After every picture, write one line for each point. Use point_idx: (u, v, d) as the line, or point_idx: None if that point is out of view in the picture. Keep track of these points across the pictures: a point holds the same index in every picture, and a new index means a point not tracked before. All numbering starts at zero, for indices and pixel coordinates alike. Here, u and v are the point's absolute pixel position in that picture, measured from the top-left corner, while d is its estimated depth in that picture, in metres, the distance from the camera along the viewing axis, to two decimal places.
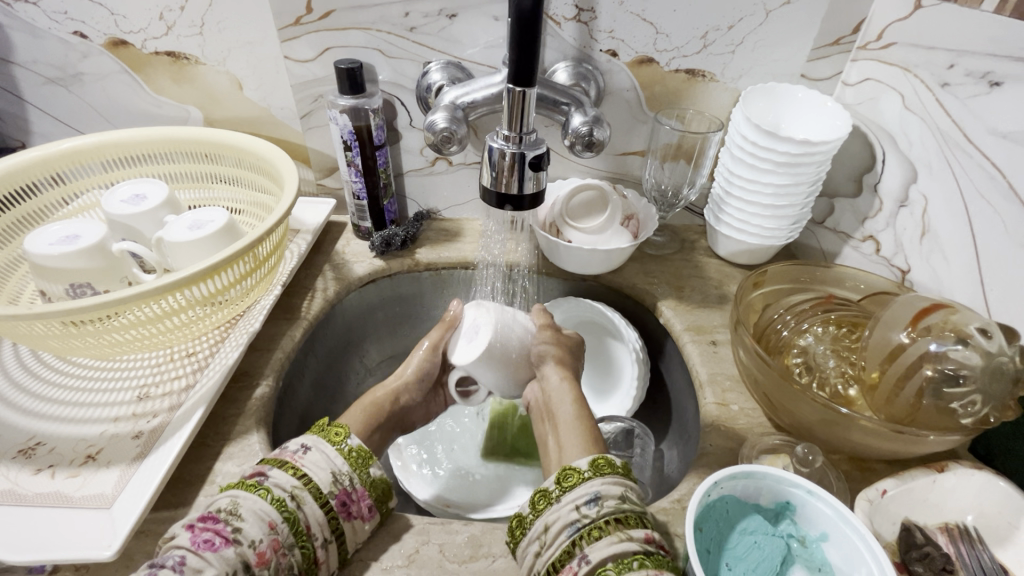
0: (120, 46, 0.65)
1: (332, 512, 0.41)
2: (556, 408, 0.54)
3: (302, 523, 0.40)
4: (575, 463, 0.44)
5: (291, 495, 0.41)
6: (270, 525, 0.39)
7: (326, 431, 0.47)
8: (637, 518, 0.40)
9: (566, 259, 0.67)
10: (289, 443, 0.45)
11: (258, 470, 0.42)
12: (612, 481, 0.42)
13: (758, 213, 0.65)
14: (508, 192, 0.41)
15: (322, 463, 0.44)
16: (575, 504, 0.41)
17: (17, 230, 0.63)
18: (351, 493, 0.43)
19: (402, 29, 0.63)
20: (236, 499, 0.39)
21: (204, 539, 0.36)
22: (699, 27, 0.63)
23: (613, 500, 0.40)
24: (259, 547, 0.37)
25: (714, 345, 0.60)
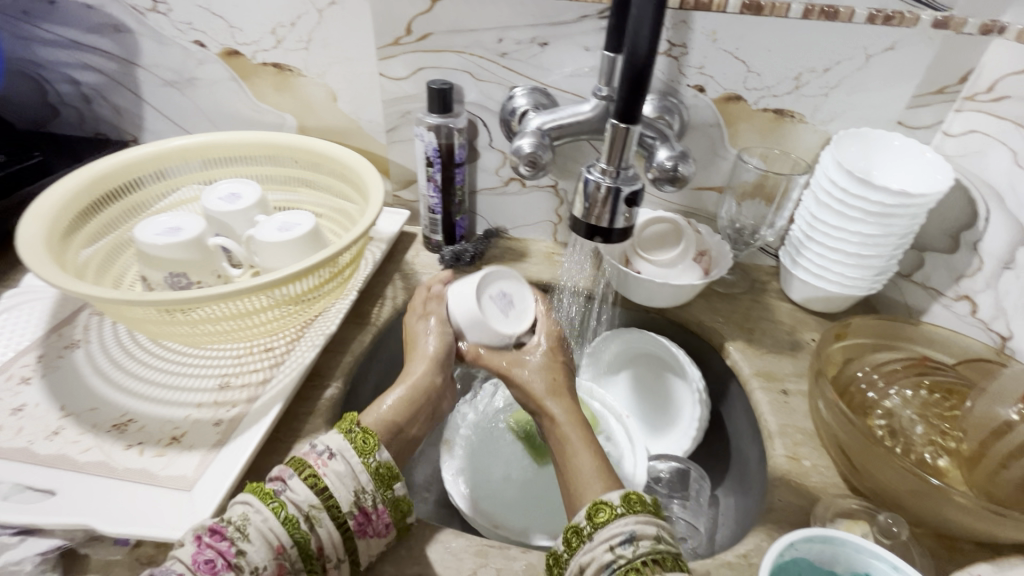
0: (232, 55, 0.70)
1: (347, 533, 0.42)
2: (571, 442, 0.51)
3: (312, 546, 0.40)
4: (607, 496, 0.42)
5: (305, 513, 0.40)
6: (276, 550, 0.39)
7: (358, 437, 0.45)
8: (674, 562, 0.38)
9: (633, 290, 0.66)
10: (314, 444, 0.44)
11: (278, 476, 0.42)
12: (646, 520, 0.40)
13: (842, 262, 0.63)
14: (598, 224, 0.41)
15: (344, 475, 0.43)
16: (610, 543, 0.39)
17: (125, 218, 0.68)
18: (370, 513, 0.43)
19: (494, 55, 0.65)
20: (248, 511, 0.40)
21: (205, 559, 0.37)
22: (793, 68, 0.62)
23: (648, 540, 0.39)
24: (261, 573, 0.38)
25: (785, 395, 0.57)
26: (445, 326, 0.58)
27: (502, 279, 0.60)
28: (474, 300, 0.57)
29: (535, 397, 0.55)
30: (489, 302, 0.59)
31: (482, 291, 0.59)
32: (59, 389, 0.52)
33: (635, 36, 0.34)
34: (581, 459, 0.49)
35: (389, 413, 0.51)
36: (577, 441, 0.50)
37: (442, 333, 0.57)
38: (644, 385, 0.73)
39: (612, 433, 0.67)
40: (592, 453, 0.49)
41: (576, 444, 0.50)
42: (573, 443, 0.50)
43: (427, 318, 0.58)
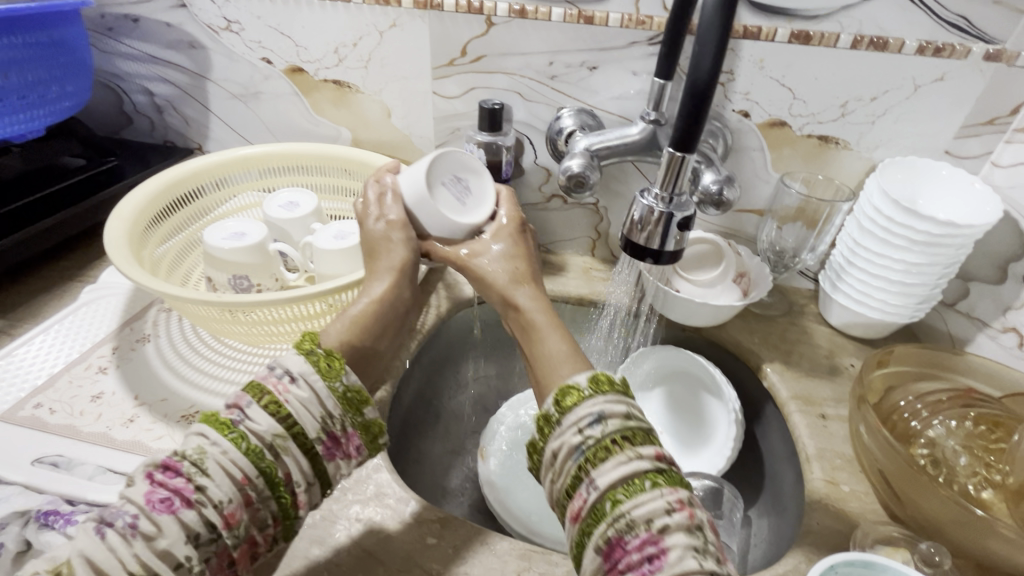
0: (296, 72, 0.75)
1: (315, 457, 0.40)
2: (539, 330, 0.48)
3: (280, 476, 0.38)
4: (574, 380, 0.42)
5: (270, 443, 0.38)
6: (242, 481, 0.36)
7: (321, 360, 0.42)
8: (645, 436, 0.38)
9: (672, 309, 0.67)
10: (275, 367, 0.41)
11: (236, 403, 0.39)
12: (614, 399, 0.40)
13: (884, 288, 0.63)
14: (648, 246, 0.43)
15: (307, 401, 0.40)
16: (579, 426, 0.39)
17: (191, 222, 0.72)
18: (339, 438, 0.41)
19: (544, 77, 0.68)
20: (204, 444, 0.37)
21: (160, 498, 0.34)
22: (840, 96, 0.63)
23: (617, 419, 0.38)
24: (226, 509, 0.35)
25: (823, 419, 0.58)
26: (404, 226, 0.55)
27: (457, 164, 0.56)
28: (423, 182, 0.54)
29: (498, 287, 0.52)
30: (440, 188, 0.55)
31: (432, 178, 0.55)
32: (133, 380, 0.56)
33: (698, 66, 0.36)
34: (551, 339, 0.47)
35: (348, 334, 0.47)
36: (544, 324, 0.49)
37: (400, 232, 0.54)
38: (677, 403, 0.74)
39: None
40: (560, 335, 0.47)
41: (543, 324, 0.49)
42: (538, 326, 0.49)
43: (387, 221, 0.54)
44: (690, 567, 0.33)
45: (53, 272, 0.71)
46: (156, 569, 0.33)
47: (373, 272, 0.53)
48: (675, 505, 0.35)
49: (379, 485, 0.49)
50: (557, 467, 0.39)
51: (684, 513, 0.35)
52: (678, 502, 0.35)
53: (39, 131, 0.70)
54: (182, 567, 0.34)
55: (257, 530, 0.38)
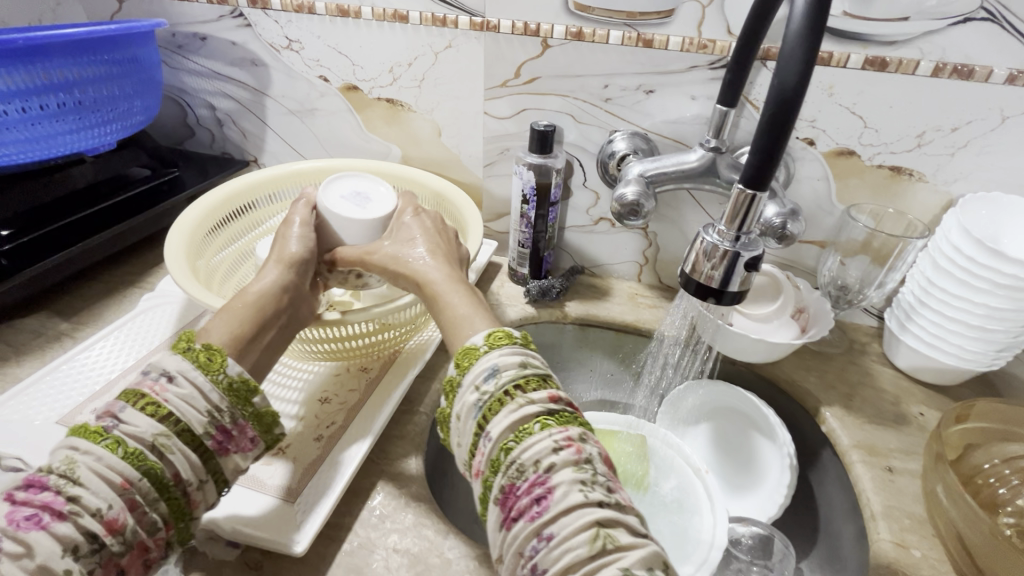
0: (352, 90, 0.76)
1: (205, 453, 0.39)
2: (442, 294, 0.50)
3: (167, 476, 0.37)
4: (473, 342, 0.45)
5: (151, 444, 0.36)
6: (123, 485, 0.35)
7: (200, 355, 0.41)
8: (539, 382, 0.41)
9: (724, 343, 0.64)
10: (151, 370, 0.40)
11: (108, 411, 0.37)
12: (510, 353, 0.42)
13: (961, 332, 0.58)
14: (710, 285, 0.41)
15: (189, 397, 0.39)
16: (475, 384, 0.42)
17: (244, 232, 0.74)
18: (230, 430, 0.41)
19: (598, 99, 0.67)
20: (73, 454, 0.35)
21: (25, 516, 0.32)
22: (916, 126, 0.59)
23: (511, 369, 0.41)
24: (107, 517, 0.34)
25: (890, 473, 0.54)
26: (306, 225, 0.57)
27: (361, 188, 0.62)
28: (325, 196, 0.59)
29: (402, 263, 0.53)
30: (341, 201, 0.59)
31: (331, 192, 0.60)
32: None
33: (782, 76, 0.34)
34: (454, 298, 0.50)
35: (229, 327, 0.45)
36: (443, 287, 0.51)
37: (302, 231, 0.56)
38: (724, 441, 0.70)
39: (693, 488, 0.64)
40: (460, 296, 0.50)
41: (446, 286, 0.51)
42: (440, 292, 0.50)
43: (289, 223, 0.56)
44: (576, 500, 0.35)
45: (114, 277, 0.74)
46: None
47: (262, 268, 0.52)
48: (561, 443, 0.37)
49: (417, 515, 0.48)
50: (463, 429, 0.42)
51: (570, 449, 0.37)
52: (565, 440, 0.37)
53: (110, 144, 0.73)
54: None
55: (146, 535, 0.35)
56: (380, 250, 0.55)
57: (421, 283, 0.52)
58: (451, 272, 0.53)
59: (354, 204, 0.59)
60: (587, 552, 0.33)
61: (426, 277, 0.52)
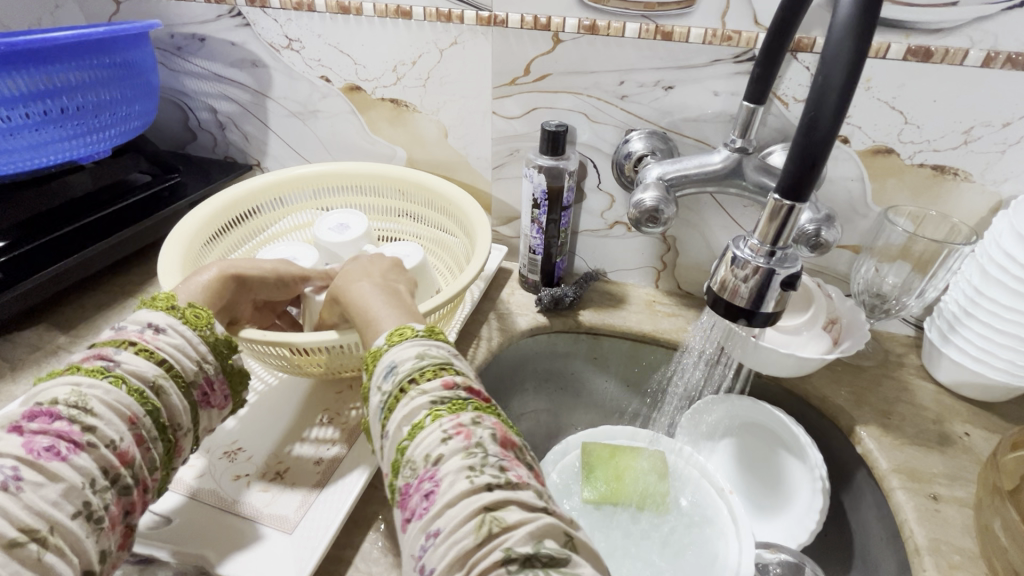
0: (354, 90, 0.73)
1: (191, 402, 0.43)
2: (366, 299, 0.50)
3: (165, 417, 0.40)
4: (377, 344, 0.45)
5: (151, 384, 0.40)
6: (129, 419, 0.38)
7: (186, 313, 0.44)
8: (435, 370, 0.40)
9: (751, 358, 0.59)
10: (132, 323, 0.42)
11: (100, 355, 0.39)
12: (408, 347, 0.42)
13: (1013, 347, 0.53)
14: (742, 306, 0.37)
15: (180, 346, 0.42)
16: (377, 384, 0.42)
17: (246, 240, 0.72)
18: (212, 382, 0.44)
19: (613, 97, 0.63)
20: (78, 390, 0.37)
21: (42, 446, 0.33)
22: (963, 121, 0.54)
23: (408, 363, 0.41)
24: (120, 448, 0.36)
25: (935, 502, 0.49)
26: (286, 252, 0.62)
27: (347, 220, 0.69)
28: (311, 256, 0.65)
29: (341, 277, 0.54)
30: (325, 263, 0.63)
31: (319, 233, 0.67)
32: None
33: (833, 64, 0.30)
34: (367, 293, 0.51)
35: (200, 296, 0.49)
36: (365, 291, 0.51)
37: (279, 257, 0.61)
38: (749, 458, 0.66)
39: (716, 511, 0.61)
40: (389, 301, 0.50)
41: (374, 292, 0.51)
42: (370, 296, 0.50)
43: None
44: (462, 488, 0.33)
45: (114, 287, 0.72)
46: (53, 519, 0.32)
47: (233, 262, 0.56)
48: (451, 433, 0.36)
49: None
50: (373, 432, 0.41)
51: (459, 436, 0.35)
52: (455, 428, 0.36)
53: (107, 150, 0.71)
54: (81, 514, 0.34)
55: (147, 473, 0.38)
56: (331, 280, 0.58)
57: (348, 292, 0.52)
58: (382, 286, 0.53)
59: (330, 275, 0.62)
60: (474, 541, 0.31)
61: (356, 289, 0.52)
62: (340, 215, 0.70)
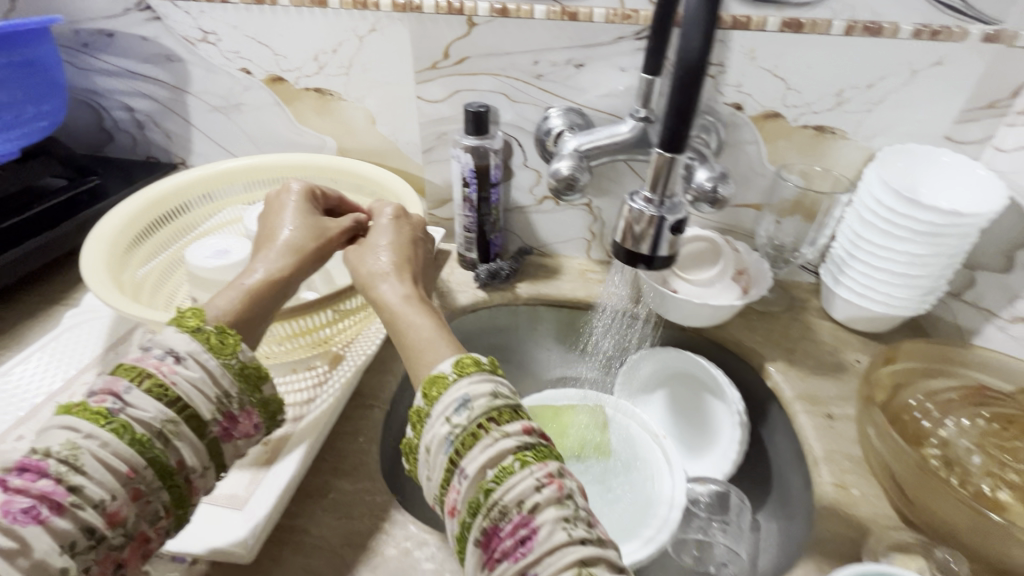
0: (277, 81, 0.73)
1: (210, 439, 0.41)
2: (406, 323, 0.47)
3: (171, 464, 0.38)
4: (440, 369, 0.42)
5: (158, 431, 0.38)
6: (127, 473, 0.36)
7: (212, 337, 0.42)
8: (512, 413, 0.39)
9: (670, 310, 0.65)
10: (155, 348, 0.41)
11: (109, 392, 0.38)
12: (479, 380, 0.40)
13: (887, 281, 0.61)
14: (641, 251, 0.41)
15: (196, 381, 0.40)
16: (446, 416, 0.39)
17: (174, 239, 0.71)
18: (236, 417, 0.42)
19: (530, 77, 0.66)
20: (74, 439, 0.35)
21: (20, 510, 0.32)
22: (835, 85, 0.61)
23: (483, 399, 0.39)
24: (108, 508, 0.35)
25: (830, 420, 0.56)
26: (306, 215, 0.54)
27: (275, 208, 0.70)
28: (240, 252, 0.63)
29: (371, 279, 0.50)
30: None
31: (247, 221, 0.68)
32: None
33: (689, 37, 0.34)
34: (416, 319, 0.47)
35: (239, 310, 0.46)
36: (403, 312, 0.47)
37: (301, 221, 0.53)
38: (680, 405, 0.72)
39: (650, 454, 0.66)
40: (427, 320, 0.47)
41: (409, 308, 0.48)
42: (410, 317, 0.47)
43: (288, 199, 0.55)
44: (560, 540, 0.33)
45: (36, 297, 0.69)
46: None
47: (265, 252, 0.50)
48: (544, 480, 0.35)
49: (372, 509, 0.47)
50: (432, 464, 0.39)
51: (552, 485, 0.35)
52: (547, 477, 0.36)
53: (13, 154, 0.68)
54: None
55: (147, 525, 0.37)
56: (363, 262, 0.52)
57: (385, 306, 0.49)
58: (427, 304, 0.49)
59: None
60: None
61: (387, 303, 0.49)
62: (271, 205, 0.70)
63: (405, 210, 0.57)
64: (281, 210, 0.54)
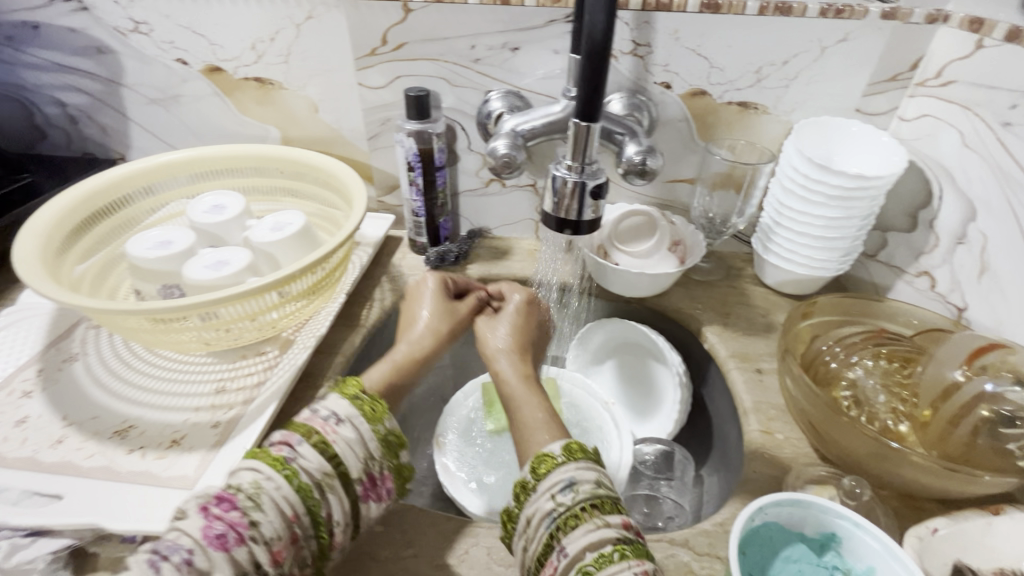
0: (215, 71, 0.73)
1: (353, 498, 0.42)
2: (520, 403, 0.50)
3: (324, 515, 0.40)
4: (548, 449, 0.44)
5: (319, 482, 0.41)
6: (292, 518, 0.39)
7: (365, 404, 0.45)
8: (613, 504, 0.40)
9: (613, 282, 0.68)
10: (320, 410, 0.44)
11: (286, 440, 0.41)
12: (586, 466, 0.42)
13: (808, 244, 0.66)
14: (567, 217, 0.43)
15: (353, 441, 0.43)
16: (551, 492, 0.41)
17: (116, 234, 0.70)
18: (376, 480, 0.44)
19: (468, 61, 0.68)
20: (259, 478, 0.39)
21: (216, 533, 0.36)
22: (753, 62, 0.65)
23: (588, 486, 0.40)
24: (274, 546, 0.37)
25: (759, 374, 0.60)
26: (439, 296, 0.59)
27: (224, 199, 0.70)
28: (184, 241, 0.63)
29: (490, 352, 0.55)
30: (210, 257, 0.60)
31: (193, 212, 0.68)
32: (62, 401, 0.54)
33: (593, 13, 0.37)
34: (530, 400, 0.50)
35: (389, 380, 0.50)
36: (519, 392, 0.50)
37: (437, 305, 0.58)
38: (628, 373, 0.76)
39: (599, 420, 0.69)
40: (541, 403, 0.49)
41: (522, 392, 0.51)
42: (520, 398, 0.50)
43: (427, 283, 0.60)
44: None
45: None
46: None
47: (411, 328, 0.56)
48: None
49: None
50: (530, 535, 0.40)
51: None
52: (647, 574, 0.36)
53: None
54: None
55: (298, 569, 0.39)
56: (485, 341, 0.56)
57: (501, 381, 0.52)
58: (537, 386, 0.52)
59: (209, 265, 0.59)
60: None
61: (507, 381, 0.52)
62: (216, 196, 0.70)
63: (533, 297, 0.60)
64: (419, 298, 0.59)
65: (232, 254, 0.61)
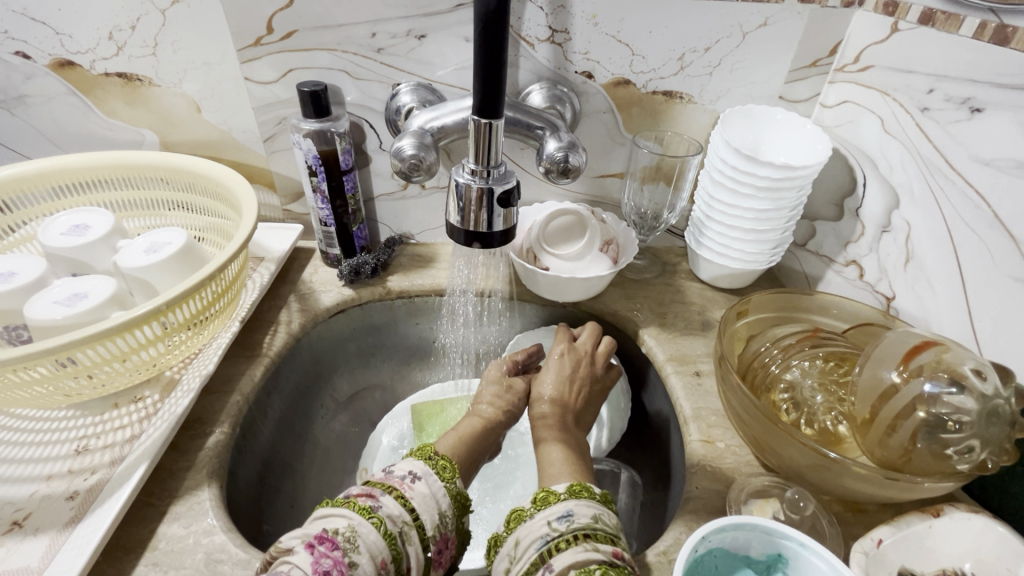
0: (65, 66, 0.61)
1: (427, 557, 0.41)
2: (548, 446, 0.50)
3: (405, 568, 0.39)
4: (554, 488, 0.43)
5: (401, 531, 0.39)
6: (380, 564, 0.37)
7: (439, 465, 0.45)
8: (608, 538, 0.38)
9: (544, 288, 0.64)
10: (397, 468, 0.43)
11: (369, 492, 0.41)
12: (587, 504, 0.40)
13: (740, 238, 0.64)
14: (476, 229, 0.39)
15: (428, 497, 0.42)
16: (548, 519, 0.39)
17: None
18: (447, 541, 0.42)
19: (369, 50, 0.60)
20: (353, 523, 0.38)
21: (324, 568, 0.35)
22: (676, 49, 0.61)
23: (586, 519, 0.39)
24: None
25: (698, 377, 0.57)
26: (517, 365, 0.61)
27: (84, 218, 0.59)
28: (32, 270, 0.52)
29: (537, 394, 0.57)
30: (65, 291, 0.50)
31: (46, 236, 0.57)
32: None
33: None
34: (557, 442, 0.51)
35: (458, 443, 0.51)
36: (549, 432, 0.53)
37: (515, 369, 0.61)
38: None
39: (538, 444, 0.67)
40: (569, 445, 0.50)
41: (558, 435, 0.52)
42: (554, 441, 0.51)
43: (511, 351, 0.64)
44: None
45: None
46: None
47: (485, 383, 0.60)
48: None
49: (209, 552, 0.41)
50: (518, 557, 0.39)
51: None
52: None
53: None
54: None
55: None
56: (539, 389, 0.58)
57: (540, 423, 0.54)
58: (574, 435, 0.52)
59: (62, 300, 0.49)
60: None
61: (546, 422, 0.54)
62: (76, 213, 0.60)
63: (577, 344, 0.61)
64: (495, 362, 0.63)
65: (93, 284, 0.51)
